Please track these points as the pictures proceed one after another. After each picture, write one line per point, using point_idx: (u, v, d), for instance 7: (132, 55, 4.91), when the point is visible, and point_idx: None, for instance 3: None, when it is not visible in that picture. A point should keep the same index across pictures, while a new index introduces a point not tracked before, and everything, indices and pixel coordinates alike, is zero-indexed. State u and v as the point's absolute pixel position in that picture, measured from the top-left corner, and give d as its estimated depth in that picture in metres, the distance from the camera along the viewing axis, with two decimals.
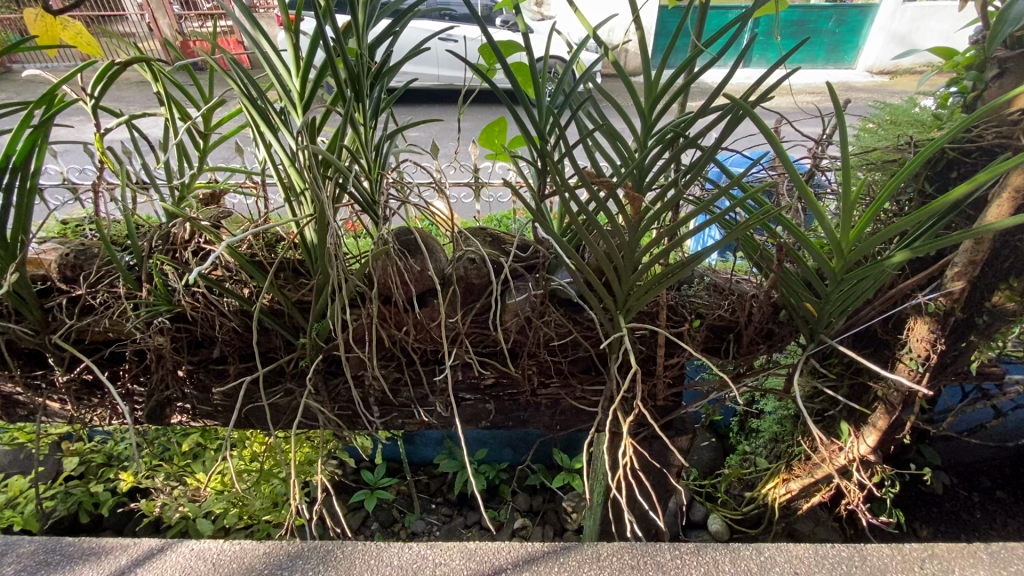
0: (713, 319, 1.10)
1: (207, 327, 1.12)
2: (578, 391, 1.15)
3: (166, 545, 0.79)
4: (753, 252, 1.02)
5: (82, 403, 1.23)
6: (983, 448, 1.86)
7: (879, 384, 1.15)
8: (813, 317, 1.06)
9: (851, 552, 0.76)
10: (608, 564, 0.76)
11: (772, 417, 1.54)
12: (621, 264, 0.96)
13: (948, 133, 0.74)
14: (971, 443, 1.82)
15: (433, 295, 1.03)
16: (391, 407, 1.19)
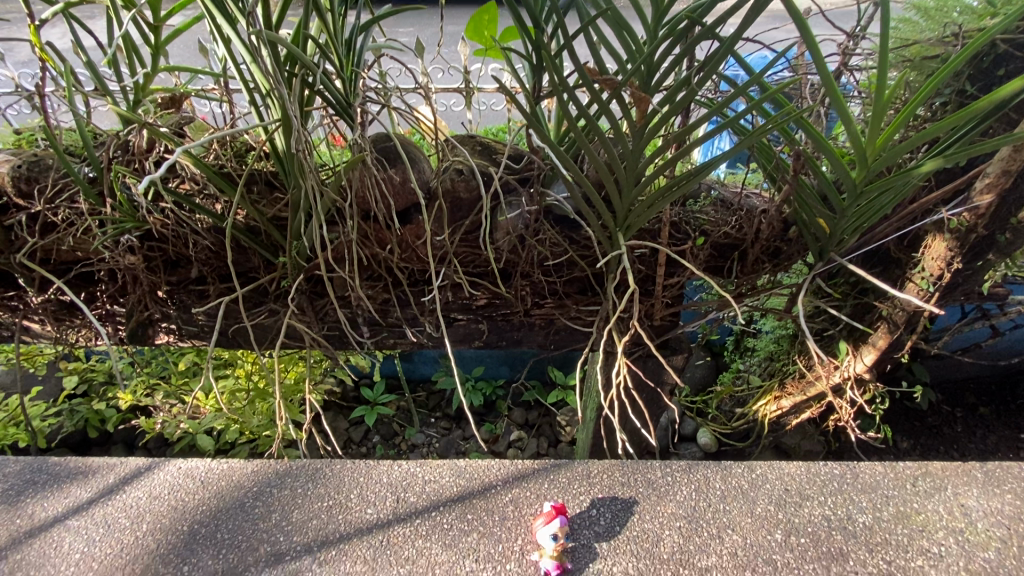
0: (718, 237, 1.03)
1: (180, 246, 1.06)
2: (572, 311, 1.11)
3: (152, 463, 0.78)
4: (767, 162, 0.93)
5: (63, 325, 1.20)
6: (972, 366, 1.87)
7: (884, 304, 1.12)
8: (825, 235, 1.00)
9: (844, 470, 0.75)
10: (599, 482, 0.76)
11: (769, 337, 1.52)
12: (623, 177, 0.88)
13: (1010, 19, 0.64)
14: (962, 362, 1.83)
15: (418, 210, 0.95)
16: (380, 327, 1.16)
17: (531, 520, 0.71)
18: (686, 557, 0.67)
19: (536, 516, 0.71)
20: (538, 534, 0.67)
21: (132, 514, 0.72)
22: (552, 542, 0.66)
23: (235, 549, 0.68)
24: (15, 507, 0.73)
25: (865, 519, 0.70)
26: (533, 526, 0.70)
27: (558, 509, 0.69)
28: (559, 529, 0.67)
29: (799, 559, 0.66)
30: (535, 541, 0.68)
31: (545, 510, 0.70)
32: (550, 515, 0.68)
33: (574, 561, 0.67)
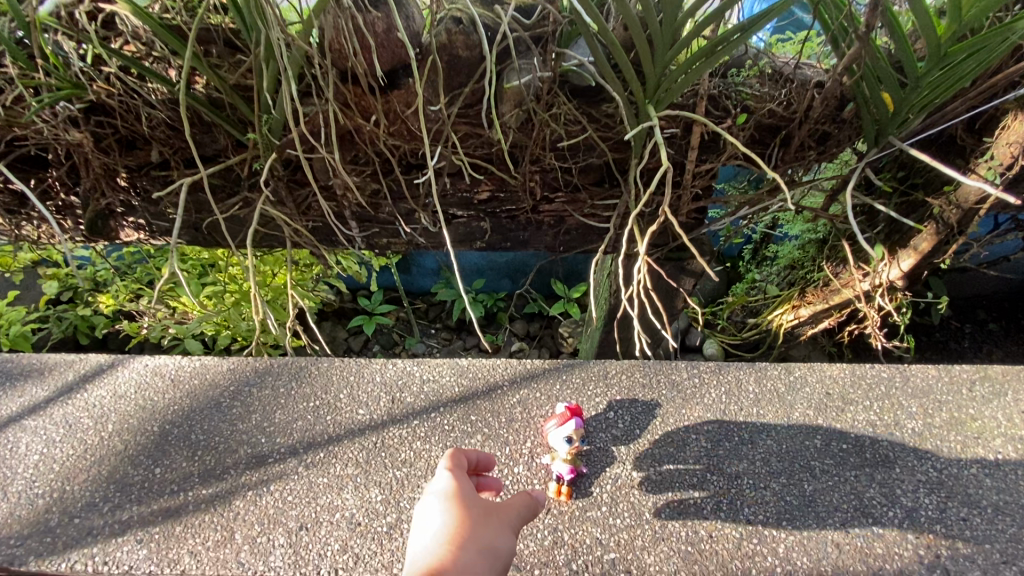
0: (763, 116, 0.88)
1: (131, 121, 0.90)
2: (587, 206, 0.99)
3: (115, 361, 0.79)
4: (835, 16, 0.76)
5: (17, 217, 1.08)
6: (989, 282, 1.78)
7: (937, 200, 1.00)
8: (888, 113, 0.85)
9: (893, 374, 0.78)
10: (616, 383, 0.78)
11: (793, 243, 1.39)
12: (658, 31, 0.72)
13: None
14: (979, 277, 1.74)
15: (407, 75, 0.79)
16: (371, 223, 1.03)
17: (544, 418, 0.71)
18: (715, 461, 0.71)
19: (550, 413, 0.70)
20: (552, 434, 0.68)
21: (97, 413, 0.74)
22: (567, 444, 0.67)
23: (214, 451, 0.70)
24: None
25: (914, 425, 0.73)
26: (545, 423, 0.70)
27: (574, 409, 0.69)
28: (575, 432, 0.67)
29: (839, 466, 0.70)
30: (547, 437, 0.69)
31: (560, 411, 0.69)
32: (566, 416, 0.68)
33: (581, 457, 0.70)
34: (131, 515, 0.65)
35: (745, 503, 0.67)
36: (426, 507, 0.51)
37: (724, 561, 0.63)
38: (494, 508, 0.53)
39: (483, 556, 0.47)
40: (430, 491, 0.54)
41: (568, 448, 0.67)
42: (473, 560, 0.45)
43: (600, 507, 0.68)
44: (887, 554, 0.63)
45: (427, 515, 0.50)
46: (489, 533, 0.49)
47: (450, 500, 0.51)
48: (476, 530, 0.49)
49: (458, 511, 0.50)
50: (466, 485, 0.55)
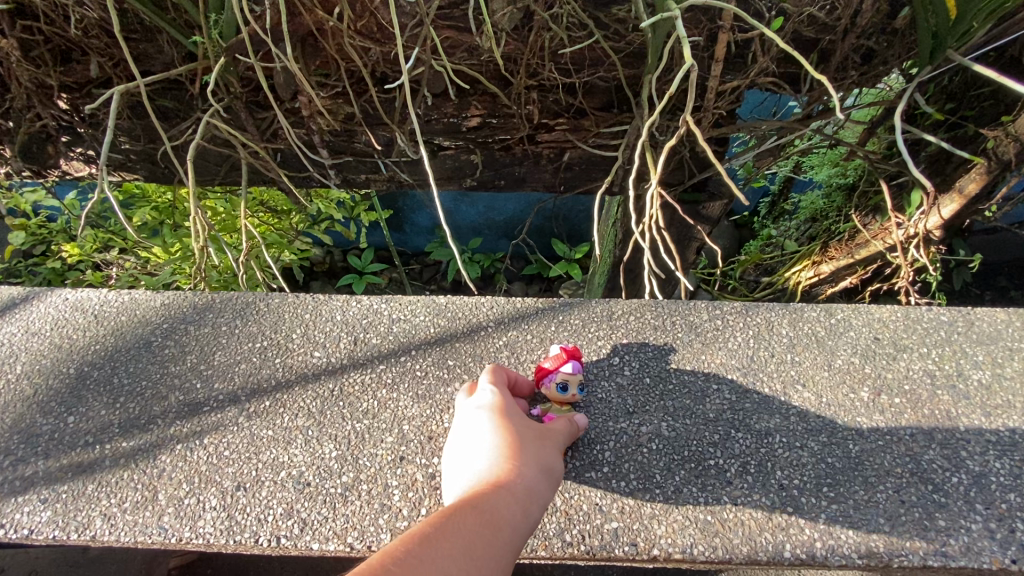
0: (801, 21, 0.74)
1: (60, 24, 0.77)
2: (592, 135, 0.86)
3: (30, 295, 0.71)
4: None
5: None
6: (1015, 245, 1.66)
7: (994, 131, 0.87)
8: (951, 17, 0.72)
9: (956, 318, 0.68)
10: (623, 325, 0.68)
11: (817, 192, 1.27)
12: None
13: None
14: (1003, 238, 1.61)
15: None
16: (346, 153, 0.91)
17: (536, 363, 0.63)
18: (741, 417, 0.62)
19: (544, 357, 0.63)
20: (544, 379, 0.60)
21: (6, 352, 0.66)
22: (559, 391, 0.59)
23: (138, 398, 0.63)
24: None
25: (981, 377, 0.64)
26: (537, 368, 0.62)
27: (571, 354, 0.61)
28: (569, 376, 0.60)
29: (893, 422, 0.61)
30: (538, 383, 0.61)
31: (555, 353, 0.62)
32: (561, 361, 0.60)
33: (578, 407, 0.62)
34: (35, 471, 0.57)
35: (776, 466, 0.58)
36: (476, 420, 0.53)
37: (751, 535, 0.55)
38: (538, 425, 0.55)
39: (538, 469, 0.49)
40: (474, 406, 0.55)
41: (560, 396, 0.59)
42: (530, 473, 0.47)
43: (600, 468, 0.59)
44: (951, 528, 0.55)
45: (477, 431, 0.51)
46: (541, 449, 0.51)
47: (499, 415, 0.53)
48: (528, 444, 0.50)
49: (508, 428, 0.51)
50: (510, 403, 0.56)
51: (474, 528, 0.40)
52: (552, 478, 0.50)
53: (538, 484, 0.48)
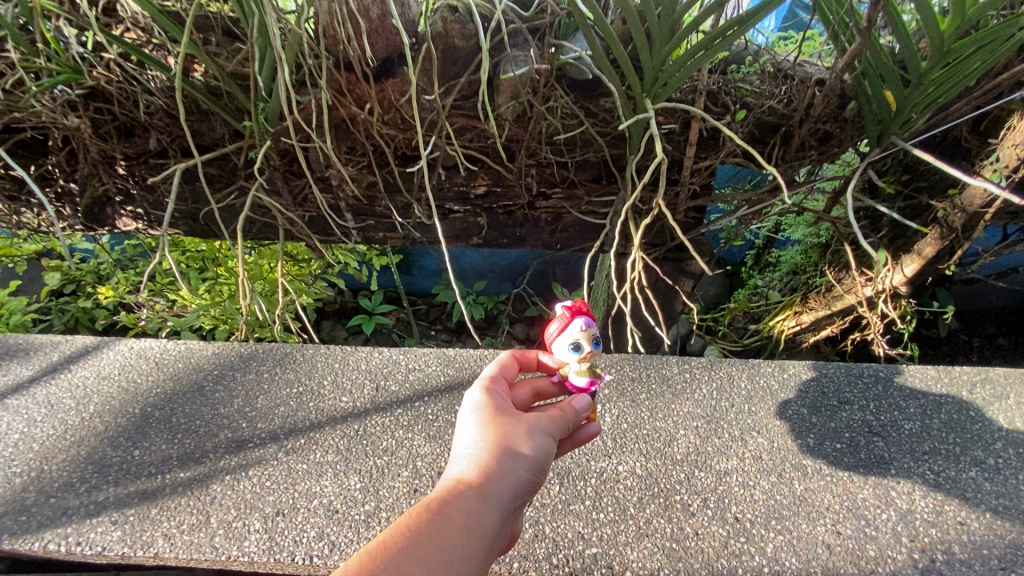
0: (762, 113, 0.87)
1: (130, 108, 0.91)
2: (585, 203, 0.98)
3: (100, 344, 0.84)
4: (835, 12, 0.75)
5: (17, 203, 1.09)
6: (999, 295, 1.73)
7: (942, 203, 0.98)
8: (889, 112, 0.84)
9: (888, 373, 0.80)
10: (606, 376, 0.82)
11: (796, 248, 1.38)
12: (656, 25, 0.72)
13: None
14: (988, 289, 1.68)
15: (404, 64, 0.79)
16: (367, 215, 1.02)
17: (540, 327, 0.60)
18: (704, 458, 0.72)
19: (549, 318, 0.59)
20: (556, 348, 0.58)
21: (81, 393, 0.78)
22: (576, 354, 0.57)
23: (193, 434, 0.72)
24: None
25: (912, 425, 0.74)
26: (546, 332, 0.59)
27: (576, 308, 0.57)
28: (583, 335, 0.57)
29: (832, 465, 0.71)
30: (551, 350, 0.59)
31: (559, 314, 0.58)
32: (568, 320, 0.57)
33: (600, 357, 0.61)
34: (107, 496, 0.66)
35: (733, 501, 0.68)
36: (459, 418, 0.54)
37: (708, 560, 0.63)
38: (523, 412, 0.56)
39: (511, 458, 0.50)
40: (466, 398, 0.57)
41: (580, 357, 0.58)
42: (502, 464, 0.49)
43: (584, 501, 0.68)
44: (880, 557, 0.63)
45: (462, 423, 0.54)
46: (519, 434, 0.52)
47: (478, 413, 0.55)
48: (505, 435, 0.51)
49: (487, 417, 0.53)
50: (497, 393, 0.57)
51: (429, 531, 0.42)
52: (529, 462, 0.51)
53: (511, 474, 0.49)
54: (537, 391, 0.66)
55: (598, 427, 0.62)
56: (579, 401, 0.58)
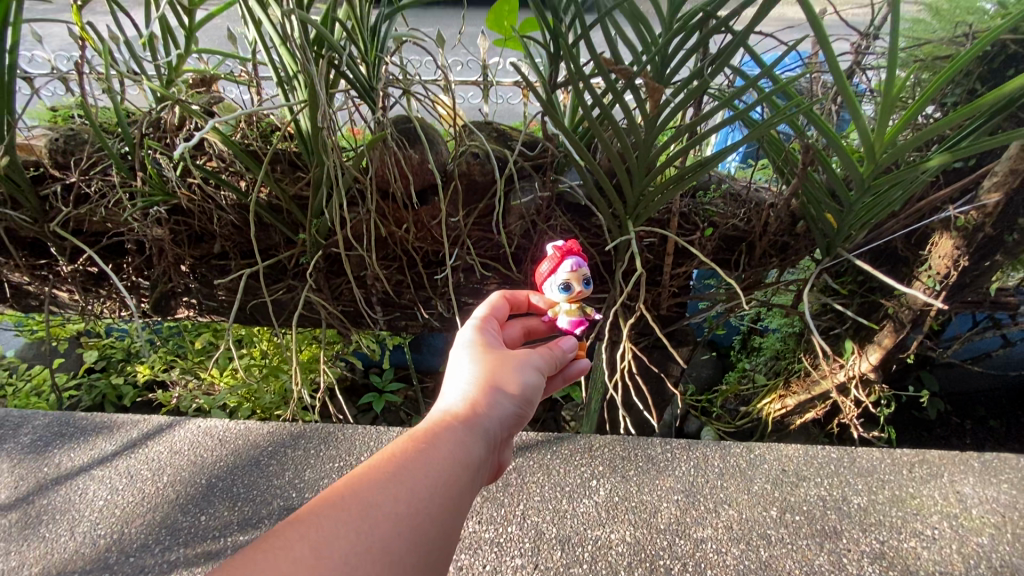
0: (726, 229, 1.06)
1: (205, 221, 1.10)
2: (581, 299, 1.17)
3: (172, 423, 1.02)
4: (776, 156, 0.95)
5: (90, 295, 1.26)
6: (987, 379, 1.80)
7: (891, 302, 1.12)
8: (832, 230, 1.00)
9: (840, 454, 0.94)
10: (600, 454, 0.95)
11: (775, 335, 1.51)
12: (635, 166, 0.91)
13: (1015, 17, 0.67)
14: (975, 374, 1.76)
15: (434, 193, 1.00)
16: (393, 308, 1.19)
17: (537, 266, 0.78)
18: (684, 527, 0.83)
19: (544, 258, 0.77)
20: (549, 283, 0.76)
21: (155, 465, 0.94)
22: (565, 291, 0.75)
23: (250, 502, 0.87)
24: (54, 450, 0.98)
25: (860, 500, 0.87)
26: (543, 271, 0.77)
27: (566, 249, 0.75)
28: (570, 274, 0.75)
29: (793, 534, 0.82)
30: (545, 287, 0.77)
31: (553, 255, 0.75)
32: (560, 260, 0.75)
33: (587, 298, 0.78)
34: (176, 557, 0.79)
35: (709, 566, 0.78)
36: (456, 360, 0.68)
37: None
38: (508, 354, 0.69)
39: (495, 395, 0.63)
40: (461, 342, 0.71)
41: (569, 294, 0.75)
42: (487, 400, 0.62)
43: (581, 565, 0.78)
44: None
45: (458, 363, 0.68)
46: (502, 375, 0.66)
47: (470, 356, 0.68)
48: (492, 374, 0.65)
49: (479, 359, 0.67)
50: (489, 334, 0.72)
51: (422, 455, 0.54)
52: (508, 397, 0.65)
53: (495, 409, 0.62)
54: (529, 328, 0.80)
55: (588, 364, 0.81)
56: (566, 343, 0.76)
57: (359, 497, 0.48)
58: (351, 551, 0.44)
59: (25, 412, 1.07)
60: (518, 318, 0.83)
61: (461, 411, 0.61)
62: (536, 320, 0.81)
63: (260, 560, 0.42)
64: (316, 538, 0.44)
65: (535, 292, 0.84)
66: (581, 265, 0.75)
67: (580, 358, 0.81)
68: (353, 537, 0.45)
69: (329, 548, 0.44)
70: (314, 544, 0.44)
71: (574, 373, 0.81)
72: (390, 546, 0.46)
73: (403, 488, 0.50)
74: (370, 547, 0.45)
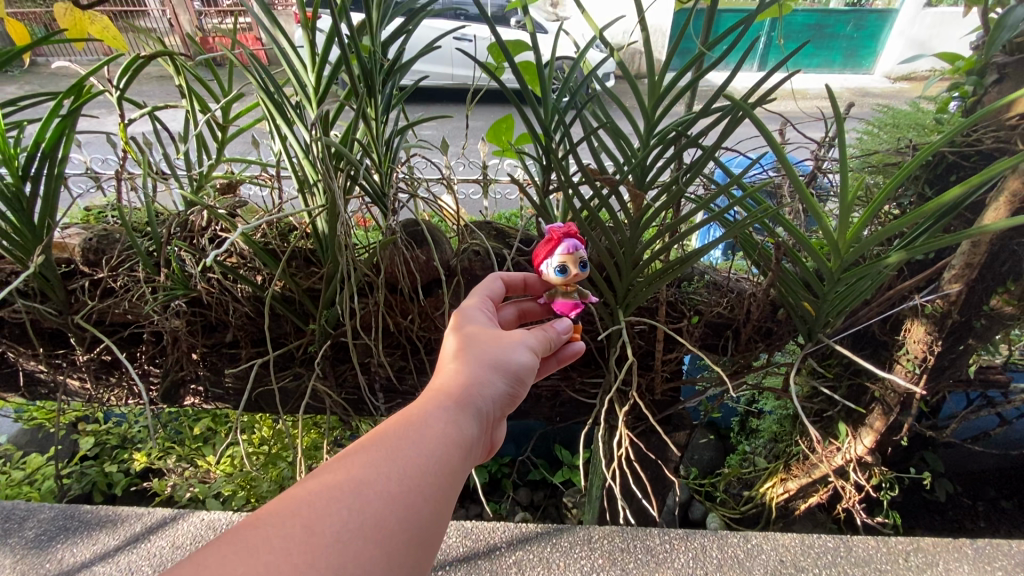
0: (711, 316, 1.14)
1: (221, 312, 1.16)
2: (578, 383, 1.22)
3: (176, 515, 1.06)
4: (751, 250, 1.03)
5: (101, 383, 1.30)
6: (993, 458, 1.78)
7: (877, 385, 1.17)
8: (811, 316, 1.06)
9: (836, 544, 0.96)
10: (600, 546, 0.96)
11: (772, 417, 1.53)
12: (622, 261, 0.99)
13: (949, 134, 0.74)
14: (979, 453, 1.74)
15: (438, 285, 1.08)
16: (395, 394, 1.23)
17: (536, 248, 0.89)
18: None
19: (544, 241, 0.88)
20: (547, 264, 0.87)
21: (157, 559, 0.98)
22: (562, 272, 0.86)
23: None
24: (57, 545, 1.01)
25: None
26: (542, 255, 0.88)
27: (564, 234, 0.86)
28: (567, 257, 0.86)
29: None
30: (544, 268, 0.89)
31: (550, 240, 0.87)
32: (557, 244, 0.86)
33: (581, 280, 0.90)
34: None
35: None
36: (454, 339, 0.84)
37: None
38: (499, 336, 0.85)
39: (484, 375, 0.78)
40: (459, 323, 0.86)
41: (566, 275, 0.86)
42: (476, 379, 0.77)
43: None
44: None
45: (455, 342, 0.83)
46: (492, 356, 0.81)
47: (466, 337, 0.83)
48: (483, 355, 0.81)
49: (473, 340, 0.83)
50: (482, 317, 0.88)
51: (414, 435, 0.67)
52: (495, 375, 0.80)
53: (482, 390, 0.77)
54: (523, 310, 1.02)
55: (581, 346, 0.97)
56: (561, 324, 0.90)
57: (349, 480, 0.60)
58: (341, 530, 0.56)
59: (30, 505, 1.10)
60: (515, 301, 1.02)
61: (455, 392, 0.75)
62: (529, 304, 1.02)
63: (257, 538, 0.53)
64: (310, 518, 0.56)
65: (531, 277, 1.00)
66: (576, 248, 0.86)
67: (574, 341, 0.97)
68: (344, 516, 0.57)
69: (322, 525, 0.55)
70: (307, 521, 0.56)
71: (568, 355, 0.97)
72: (375, 522, 0.57)
73: (394, 467, 0.62)
74: (358, 523, 0.57)
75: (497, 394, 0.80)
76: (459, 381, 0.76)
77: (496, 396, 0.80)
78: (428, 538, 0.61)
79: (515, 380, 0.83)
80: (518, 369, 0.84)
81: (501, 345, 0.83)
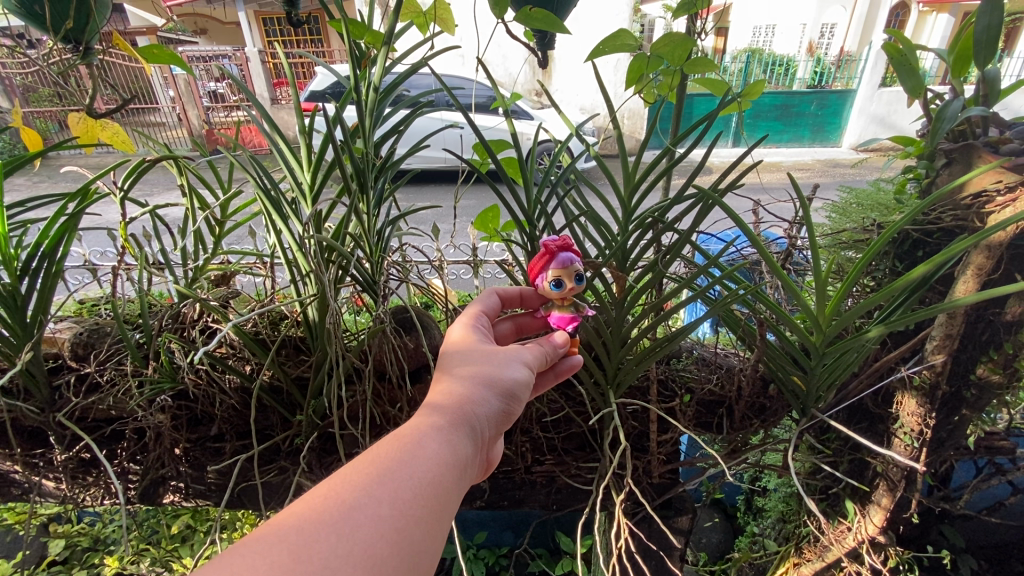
0: (702, 394, 1.14)
1: (207, 405, 1.14)
2: (572, 468, 1.19)
3: None
4: (736, 327, 1.04)
5: (77, 482, 1.24)
6: (1013, 530, 1.71)
7: (878, 460, 1.14)
8: (802, 391, 1.05)
9: None
10: None
11: (778, 496, 1.48)
12: (610, 339, 1.00)
13: (910, 214, 0.76)
14: (997, 525, 1.67)
15: (427, 371, 1.10)
16: None
17: (534, 260, 0.90)
18: None
19: (539, 253, 0.89)
20: (543, 277, 0.88)
21: None
22: (558, 287, 0.86)
23: None
24: None
25: None
26: (539, 266, 0.88)
27: (558, 247, 0.87)
28: (561, 270, 0.86)
29: None
30: (540, 281, 0.89)
31: (545, 251, 0.87)
32: (552, 257, 0.86)
33: (579, 293, 0.90)
34: None
35: None
36: (449, 353, 0.84)
37: None
38: (494, 350, 0.86)
39: (478, 392, 0.79)
40: (452, 338, 0.87)
41: (563, 289, 0.86)
42: (470, 395, 0.78)
43: None
44: None
45: (450, 357, 0.83)
46: (487, 371, 0.82)
47: (461, 352, 0.84)
48: (477, 369, 0.81)
49: (467, 355, 0.83)
50: (476, 331, 0.90)
51: (406, 452, 0.67)
52: (490, 391, 0.80)
53: (476, 405, 0.77)
54: (520, 324, 1.04)
55: (578, 359, 0.93)
56: (556, 337, 0.90)
57: (340, 503, 0.59)
58: (328, 557, 0.55)
59: None
60: (512, 315, 1.05)
61: (449, 410, 0.74)
62: (526, 317, 1.03)
63: (240, 566, 0.52)
64: (295, 545, 0.54)
65: (526, 290, 1.03)
66: (571, 261, 0.86)
67: (572, 354, 0.93)
68: (331, 542, 0.56)
69: (309, 553, 0.54)
70: (294, 547, 0.54)
71: (564, 368, 0.93)
72: (363, 550, 0.56)
73: (386, 489, 0.62)
74: (345, 551, 0.56)
75: (492, 412, 0.79)
76: (452, 399, 0.76)
77: (492, 414, 0.80)
78: (418, 564, 0.60)
79: (510, 396, 0.83)
80: (514, 386, 0.83)
81: (495, 361, 0.83)
